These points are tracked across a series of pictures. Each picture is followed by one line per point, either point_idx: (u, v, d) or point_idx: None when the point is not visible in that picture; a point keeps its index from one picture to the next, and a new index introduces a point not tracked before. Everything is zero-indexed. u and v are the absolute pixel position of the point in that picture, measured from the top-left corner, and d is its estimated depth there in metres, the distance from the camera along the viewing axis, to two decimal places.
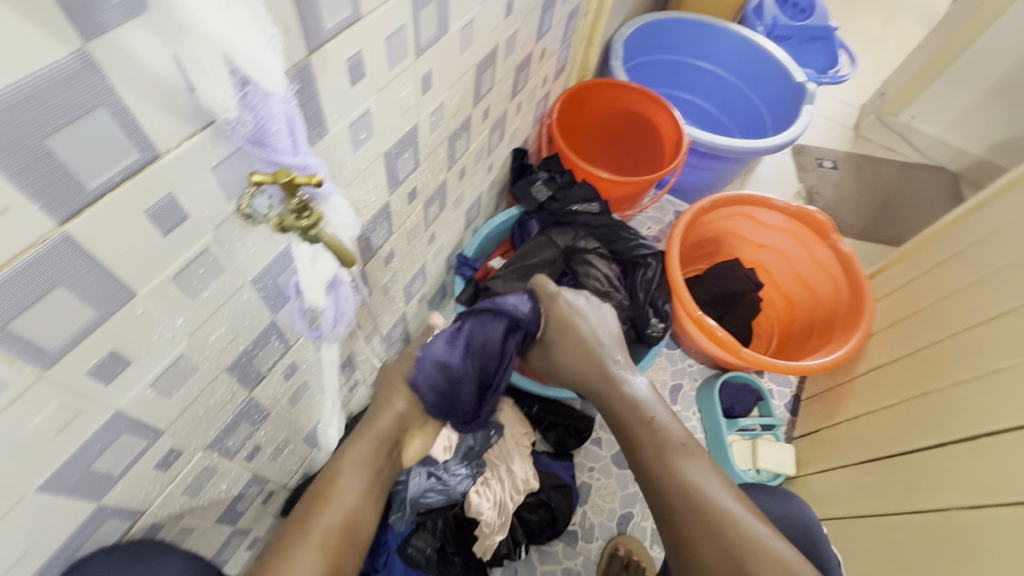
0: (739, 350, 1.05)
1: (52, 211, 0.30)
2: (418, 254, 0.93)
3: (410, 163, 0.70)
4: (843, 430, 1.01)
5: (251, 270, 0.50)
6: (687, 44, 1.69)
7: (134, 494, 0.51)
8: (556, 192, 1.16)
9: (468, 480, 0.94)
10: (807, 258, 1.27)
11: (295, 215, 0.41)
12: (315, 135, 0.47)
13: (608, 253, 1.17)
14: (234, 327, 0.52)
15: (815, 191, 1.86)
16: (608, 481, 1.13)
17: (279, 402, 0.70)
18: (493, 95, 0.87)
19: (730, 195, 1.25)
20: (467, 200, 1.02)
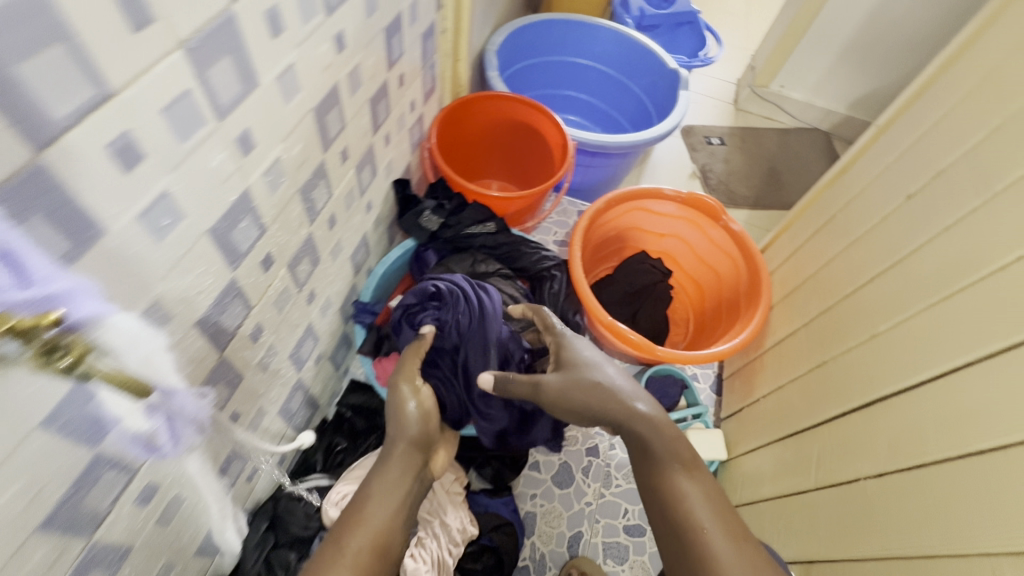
0: (653, 349, 1.04)
1: None
2: (299, 317, 0.84)
3: (253, 231, 0.63)
4: (762, 406, 1.03)
5: (34, 413, 0.40)
6: (563, 43, 1.69)
7: None
8: (448, 218, 1.11)
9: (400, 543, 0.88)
10: (705, 240, 1.30)
11: (50, 358, 0.39)
12: (80, 241, 0.39)
13: (510, 272, 1.14)
14: (33, 480, 0.43)
15: (708, 169, 1.93)
16: (553, 505, 1.10)
17: (143, 531, 0.60)
18: (349, 134, 0.81)
19: (624, 191, 1.25)
20: (348, 246, 0.95)
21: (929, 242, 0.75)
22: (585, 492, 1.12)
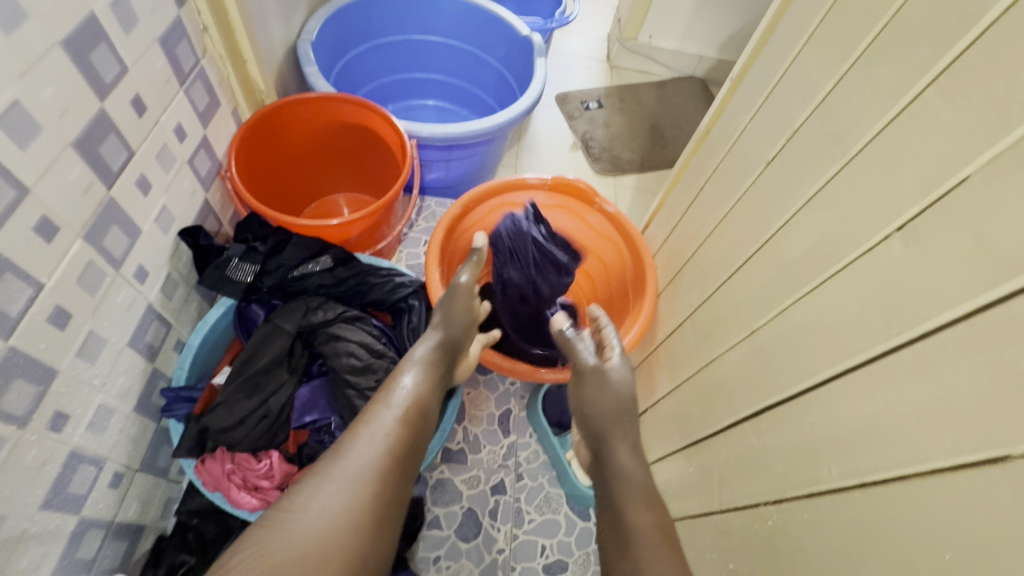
0: (536, 372, 0.91)
1: None
2: (42, 453, 0.62)
3: None
4: (664, 408, 0.94)
5: None
6: (400, 20, 1.46)
7: None
8: (266, 264, 0.90)
9: None
10: (583, 227, 1.18)
11: None
12: None
13: (358, 313, 0.93)
14: None
15: (590, 137, 1.81)
16: (460, 563, 0.96)
17: None
18: (45, 201, 0.58)
19: (484, 188, 1.09)
20: (118, 332, 0.73)
21: (793, 218, 0.65)
22: (495, 538, 0.99)
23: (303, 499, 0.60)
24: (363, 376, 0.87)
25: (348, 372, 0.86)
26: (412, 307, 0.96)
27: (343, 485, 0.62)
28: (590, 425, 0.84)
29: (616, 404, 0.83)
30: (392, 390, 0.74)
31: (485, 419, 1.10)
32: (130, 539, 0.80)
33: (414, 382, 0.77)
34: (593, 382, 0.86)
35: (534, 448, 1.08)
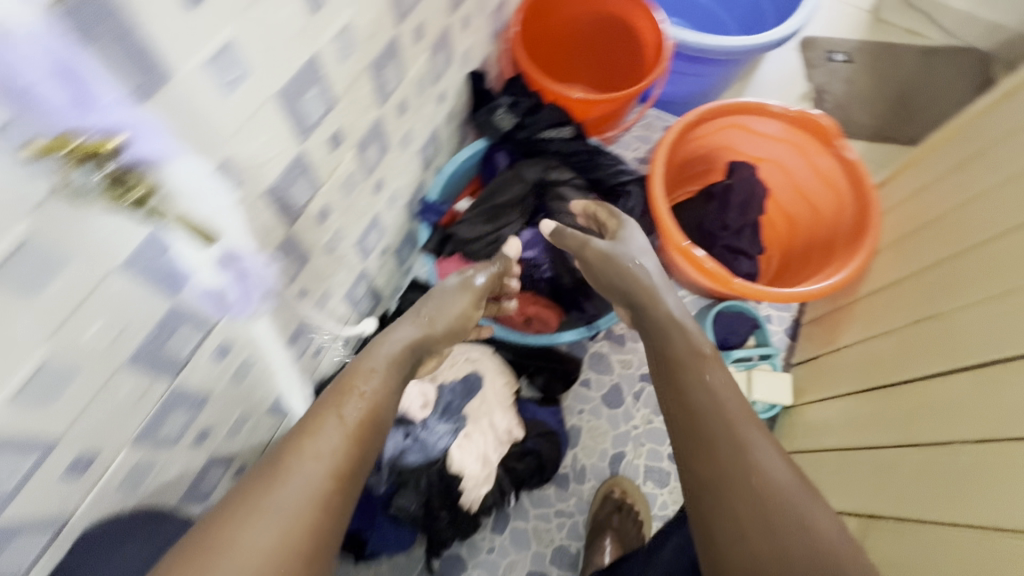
0: (730, 281, 0.94)
1: None
2: (365, 206, 0.83)
3: (324, 102, 0.60)
4: (844, 356, 0.95)
5: (116, 255, 0.42)
6: None
7: (46, 505, 0.47)
8: (523, 119, 1.02)
9: (449, 436, 0.93)
10: (808, 169, 1.14)
11: (119, 195, 0.39)
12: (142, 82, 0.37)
13: (583, 183, 1.05)
14: (118, 319, 0.45)
15: (824, 91, 1.65)
16: (599, 421, 1.10)
17: (219, 383, 0.64)
18: (426, 10, 0.74)
19: (725, 103, 1.10)
20: (418, 137, 0.91)
21: None
22: (633, 415, 1.11)
23: (226, 537, 0.46)
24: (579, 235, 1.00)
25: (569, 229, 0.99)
26: (631, 191, 1.04)
27: (276, 518, 0.48)
28: (615, 288, 0.78)
29: (630, 272, 0.75)
30: (387, 334, 0.66)
31: None
32: (376, 300, 1.04)
33: (376, 385, 0.60)
34: (602, 256, 0.79)
35: None
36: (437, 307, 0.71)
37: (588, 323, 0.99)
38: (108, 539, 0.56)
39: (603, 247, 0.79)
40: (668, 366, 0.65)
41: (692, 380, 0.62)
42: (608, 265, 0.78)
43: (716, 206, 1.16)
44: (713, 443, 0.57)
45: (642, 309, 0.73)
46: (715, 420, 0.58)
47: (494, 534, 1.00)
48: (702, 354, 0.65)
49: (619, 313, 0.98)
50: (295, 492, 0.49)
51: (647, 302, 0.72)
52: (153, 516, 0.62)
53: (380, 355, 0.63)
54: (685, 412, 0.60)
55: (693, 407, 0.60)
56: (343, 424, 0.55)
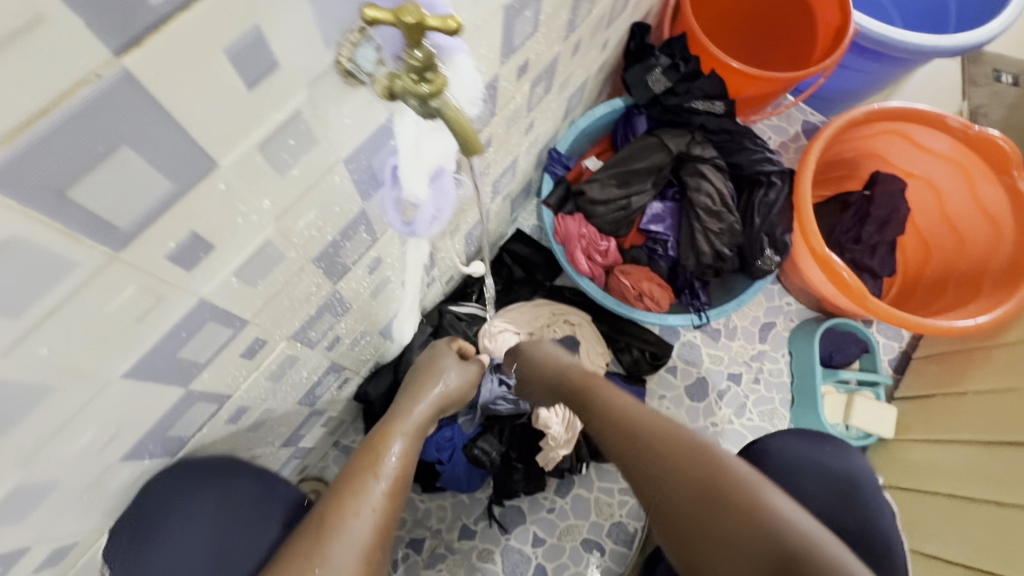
0: (865, 297, 0.91)
1: (106, 35, 0.21)
2: (513, 145, 0.80)
3: (530, 25, 0.56)
4: (967, 402, 0.89)
5: (344, 146, 0.40)
6: None
7: (219, 381, 0.47)
8: (677, 84, 0.95)
9: None
10: (968, 196, 1.03)
11: (415, 76, 0.30)
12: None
13: (724, 165, 0.97)
14: (323, 213, 0.44)
15: (980, 113, 1.47)
16: (678, 411, 1.06)
17: (361, 295, 0.64)
18: None
19: (895, 107, 0.99)
20: (573, 84, 0.87)
21: None
22: (714, 412, 1.06)
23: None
24: (710, 219, 0.93)
25: (702, 210, 0.93)
26: (774, 183, 0.96)
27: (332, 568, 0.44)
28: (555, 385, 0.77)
29: (562, 363, 0.76)
30: (437, 368, 0.67)
31: (752, 319, 1.12)
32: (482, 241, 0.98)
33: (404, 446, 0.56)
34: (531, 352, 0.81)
35: (782, 366, 1.09)
36: (438, 360, 0.68)
37: (696, 312, 0.98)
38: (181, 484, 0.53)
39: (528, 350, 0.82)
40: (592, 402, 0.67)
41: (614, 399, 0.64)
42: (540, 363, 0.79)
43: (853, 215, 1.08)
44: (654, 453, 0.54)
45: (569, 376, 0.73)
46: (640, 421, 0.59)
47: (556, 496, 1.00)
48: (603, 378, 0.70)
49: (732, 308, 0.95)
50: (367, 512, 0.49)
51: (579, 376, 0.72)
52: (223, 472, 0.58)
53: (432, 384, 0.65)
54: (622, 435, 0.59)
55: (624, 424, 0.60)
56: (382, 475, 0.52)
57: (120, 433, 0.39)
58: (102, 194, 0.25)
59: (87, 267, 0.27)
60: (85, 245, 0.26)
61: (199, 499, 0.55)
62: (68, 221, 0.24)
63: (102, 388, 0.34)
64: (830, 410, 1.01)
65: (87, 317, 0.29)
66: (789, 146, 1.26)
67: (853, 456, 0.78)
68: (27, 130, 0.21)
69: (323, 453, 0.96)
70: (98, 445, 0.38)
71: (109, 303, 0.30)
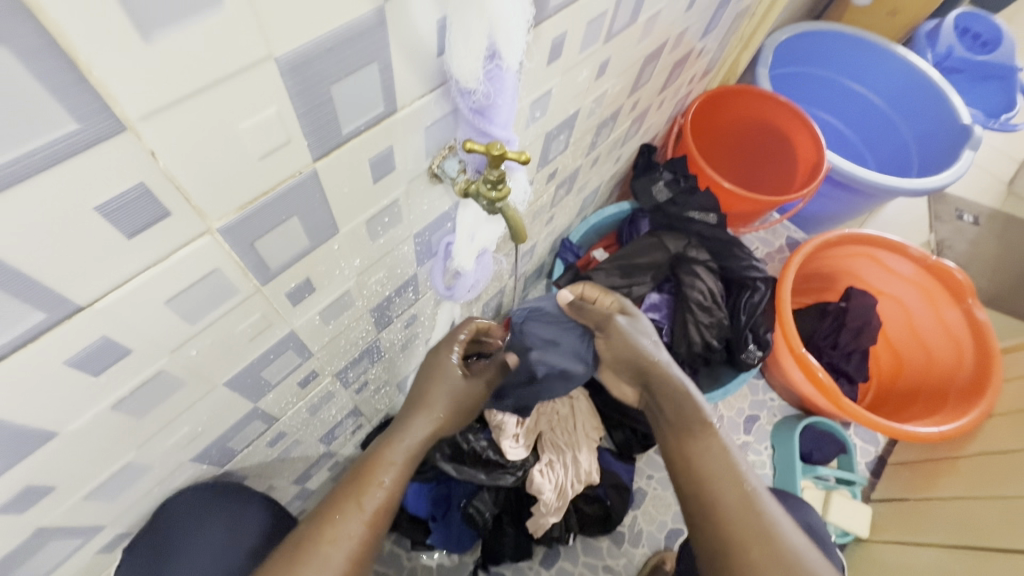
0: (840, 398, 1.01)
1: (312, 148, 0.33)
2: (535, 232, 0.93)
3: (562, 145, 0.71)
4: (938, 507, 0.95)
5: (417, 225, 0.52)
6: (840, 60, 1.40)
7: (276, 404, 0.56)
8: (677, 196, 1.10)
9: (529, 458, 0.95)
10: (930, 317, 1.16)
11: (490, 186, 0.42)
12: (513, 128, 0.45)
13: (716, 268, 1.09)
14: (389, 274, 0.55)
15: (946, 246, 1.63)
16: (665, 492, 1.10)
17: (393, 346, 0.73)
18: (645, 89, 0.85)
19: (862, 233, 1.16)
20: (589, 187, 1.02)
21: None
22: None
23: None
24: (701, 313, 1.05)
25: (694, 304, 1.05)
26: (758, 288, 1.07)
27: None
28: (638, 374, 0.69)
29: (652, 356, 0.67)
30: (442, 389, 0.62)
31: (737, 410, 1.19)
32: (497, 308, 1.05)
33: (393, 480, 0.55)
34: (623, 332, 0.70)
35: (765, 458, 1.14)
36: (433, 386, 0.61)
37: None
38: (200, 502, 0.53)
39: (618, 325, 0.70)
40: (680, 437, 0.63)
41: (708, 441, 0.61)
42: (628, 346, 0.69)
43: (830, 323, 1.20)
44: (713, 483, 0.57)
45: (661, 390, 0.66)
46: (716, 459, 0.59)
47: (541, 566, 1.02)
48: (712, 425, 0.62)
49: (719, 396, 1.03)
50: (344, 541, 0.49)
51: (679, 405, 0.64)
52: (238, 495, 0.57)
53: (433, 416, 0.60)
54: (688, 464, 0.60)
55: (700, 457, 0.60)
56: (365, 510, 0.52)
57: (200, 435, 0.47)
58: (270, 245, 0.36)
59: (241, 294, 0.37)
60: (246, 277, 0.36)
61: (214, 523, 0.55)
62: (245, 260, 0.35)
63: (208, 391, 0.43)
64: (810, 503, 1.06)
65: (225, 331, 0.39)
66: (774, 257, 1.41)
67: (807, 512, 0.82)
68: (254, 203, 0.32)
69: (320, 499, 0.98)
70: (182, 444, 0.46)
71: (239, 324, 0.40)
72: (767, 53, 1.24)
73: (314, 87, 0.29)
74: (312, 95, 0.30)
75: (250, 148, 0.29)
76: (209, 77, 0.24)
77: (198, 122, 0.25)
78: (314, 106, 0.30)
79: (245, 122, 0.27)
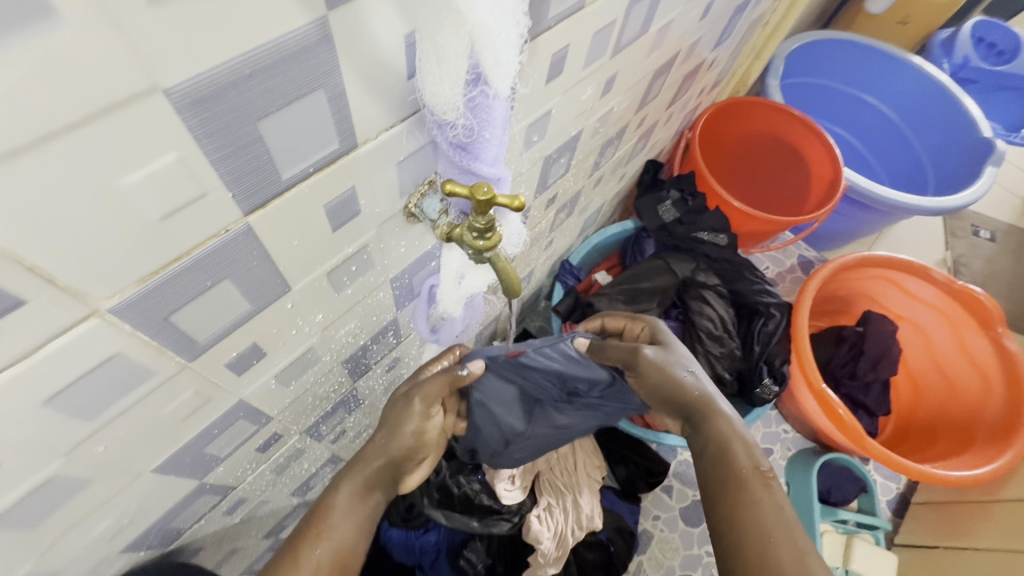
0: (862, 439, 0.92)
1: (241, 200, 0.25)
2: (533, 258, 0.86)
3: (562, 168, 0.63)
4: (971, 557, 0.88)
5: (394, 269, 0.44)
6: (851, 70, 1.32)
7: (230, 474, 0.48)
8: (685, 216, 1.02)
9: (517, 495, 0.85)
10: (954, 345, 1.08)
11: (476, 233, 0.34)
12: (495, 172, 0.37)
13: (727, 293, 1.02)
14: (361, 323, 0.47)
15: (963, 263, 1.56)
16: (672, 535, 1.02)
17: (374, 391, 0.65)
18: (653, 104, 0.78)
19: (882, 256, 1.08)
20: (591, 207, 0.95)
21: None
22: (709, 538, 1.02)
23: None
24: (712, 343, 0.98)
25: (705, 334, 0.98)
26: (773, 315, 0.99)
27: None
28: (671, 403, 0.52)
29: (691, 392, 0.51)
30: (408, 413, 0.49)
31: None
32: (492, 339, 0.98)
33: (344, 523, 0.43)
34: (655, 367, 0.53)
35: None
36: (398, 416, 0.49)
37: None
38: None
39: (649, 359, 0.53)
40: (722, 490, 0.45)
41: (755, 491, 0.43)
42: (663, 386, 0.52)
43: (847, 351, 1.12)
44: (760, 540, 0.41)
45: (703, 424, 0.50)
46: (765, 515, 0.42)
47: None
48: (765, 473, 0.45)
49: None
50: None
51: (716, 455, 0.47)
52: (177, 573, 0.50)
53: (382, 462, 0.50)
54: (730, 519, 0.43)
55: (746, 512, 0.42)
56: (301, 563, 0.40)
57: (129, 524, 0.40)
58: (196, 317, 0.28)
59: (161, 375, 0.30)
60: (166, 356, 0.29)
61: None
62: (161, 338, 0.27)
63: (132, 480, 0.35)
64: (830, 550, 0.98)
65: (147, 416, 0.31)
66: (785, 277, 1.33)
67: None
68: (163, 272, 0.24)
69: None
70: (105, 538, 0.38)
71: (166, 406, 0.32)
72: (778, 63, 1.17)
73: (235, 125, 0.22)
74: (229, 136, 0.22)
75: (142, 208, 0.21)
76: (52, 122, 0.17)
77: (47, 180, 0.18)
78: (236, 149, 0.23)
79: (132, 177, 0.20)
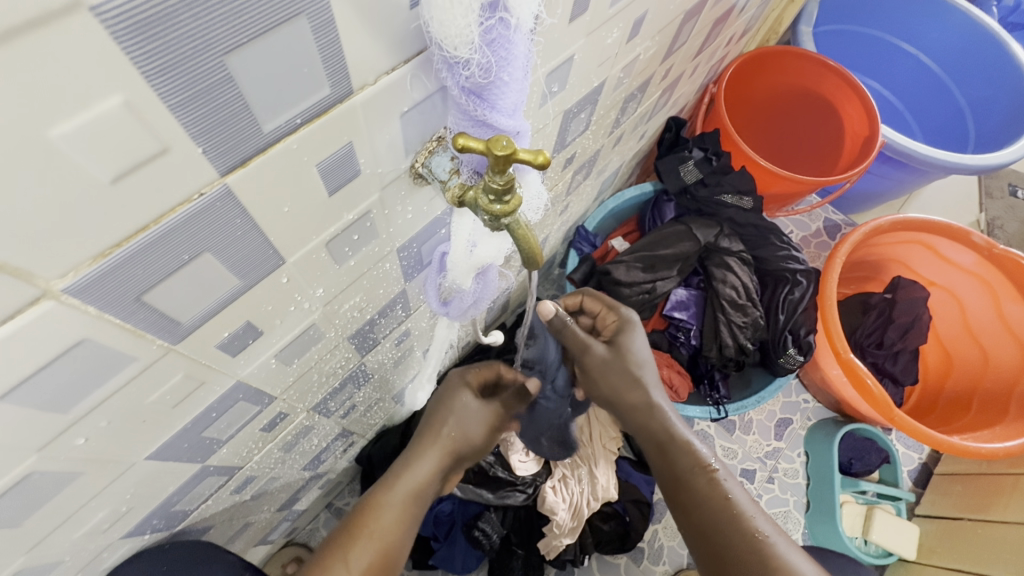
0: (891, 410, 0.87)
1: (214, 157, 0.21)
2: (548, 223, 0.81)
3: (582, 125, 0.58)
4: (998, 531, 0.85)
5: (401, 237, 0.40)
6: (889, 16, 1.21)
7: (235, 454, 0.45)
8: (708, 176, 0.96)
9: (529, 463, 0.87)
10: (992, 312, 1.03)
11: (492, 197, 0.30)
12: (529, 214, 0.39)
13: (751, 259, 0.97)
14: (367, 297, 0.44)
15: (997, 225, 1.48)
16: None
17: (384, 365, 0.62)
18: (680, 53, 0.71)
19: (918, 220, 1.01)
20: (609, 169, 0.89)
21: None
22: None
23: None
24: (735, 312, 0.93)
25: (727, 302, 0.93)
26: (799, 282, 0.94)
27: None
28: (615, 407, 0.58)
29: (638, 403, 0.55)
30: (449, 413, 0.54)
31: (768, 412, 1.08)
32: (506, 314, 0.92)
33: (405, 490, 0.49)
34: (599, 369, 0.56)
35: (798, 467, 1.04)
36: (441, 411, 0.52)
37: (714, 404, 0.97)
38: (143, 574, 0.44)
39: (593, 358, 0.56)
40: (677, 487, 0.52)
41: (707, 487, 0.50)
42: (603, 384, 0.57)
43: (876, 319, 1.07)
44: (720, 538, 0.48)
45: (645, 426, 0.55)
46: (720, 510, 0.49)
47: None
48: (712, 467, 0.51)
49: (752, 404, 0.93)
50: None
51: (669, 452, 0.53)
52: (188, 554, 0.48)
53: (436, 452, 0.52)
54: (688, 516, 0.51)
55: (699, 508, 0.50)
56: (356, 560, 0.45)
57: (130, 511, 0.38)
58: (177, 295, 0.25)
59: (142, 361, 0.26)
60: (145, 341, 0.25)
61: None
62: (140, 320, 0.24)
63: (125, 469, 0.33)
64: (849, 521, 0.97)
65: (130, 405, 0.28)
66: (810, 242, 1.27)
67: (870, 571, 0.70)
68: (128, 243, 0.21)
69: (314, 516, 0.89)
70: (104, 525, 0.37)
71: (152, 393, 0.29)
72: (813, 7, 1.07)
73: (195, 58, 0.17)
74: (189, 71, 0.18)
75: (85, 165, 0.17)
76: None
77: None
78: (199, 90, 0.18)
79: (66, 124, 0.16)
